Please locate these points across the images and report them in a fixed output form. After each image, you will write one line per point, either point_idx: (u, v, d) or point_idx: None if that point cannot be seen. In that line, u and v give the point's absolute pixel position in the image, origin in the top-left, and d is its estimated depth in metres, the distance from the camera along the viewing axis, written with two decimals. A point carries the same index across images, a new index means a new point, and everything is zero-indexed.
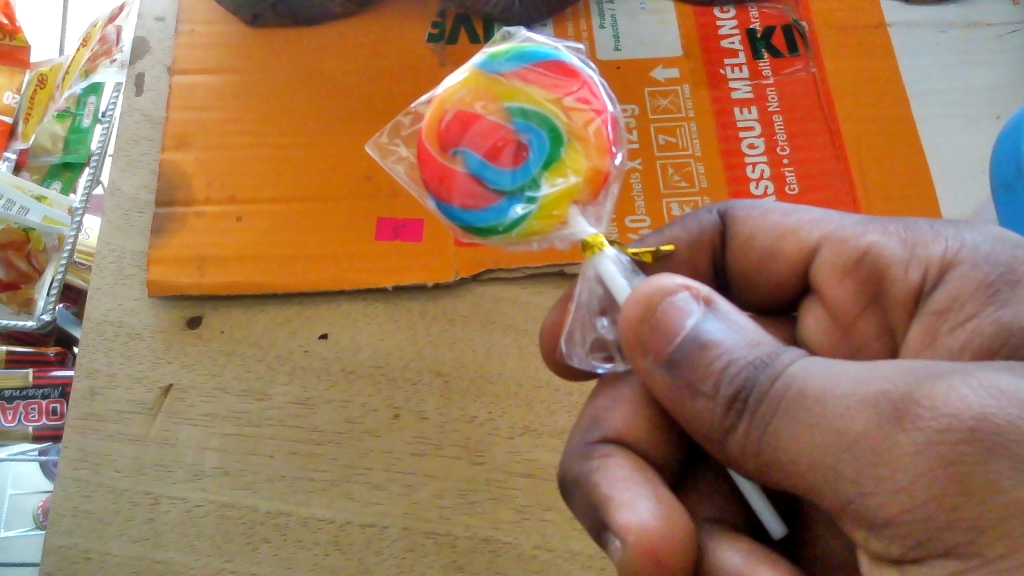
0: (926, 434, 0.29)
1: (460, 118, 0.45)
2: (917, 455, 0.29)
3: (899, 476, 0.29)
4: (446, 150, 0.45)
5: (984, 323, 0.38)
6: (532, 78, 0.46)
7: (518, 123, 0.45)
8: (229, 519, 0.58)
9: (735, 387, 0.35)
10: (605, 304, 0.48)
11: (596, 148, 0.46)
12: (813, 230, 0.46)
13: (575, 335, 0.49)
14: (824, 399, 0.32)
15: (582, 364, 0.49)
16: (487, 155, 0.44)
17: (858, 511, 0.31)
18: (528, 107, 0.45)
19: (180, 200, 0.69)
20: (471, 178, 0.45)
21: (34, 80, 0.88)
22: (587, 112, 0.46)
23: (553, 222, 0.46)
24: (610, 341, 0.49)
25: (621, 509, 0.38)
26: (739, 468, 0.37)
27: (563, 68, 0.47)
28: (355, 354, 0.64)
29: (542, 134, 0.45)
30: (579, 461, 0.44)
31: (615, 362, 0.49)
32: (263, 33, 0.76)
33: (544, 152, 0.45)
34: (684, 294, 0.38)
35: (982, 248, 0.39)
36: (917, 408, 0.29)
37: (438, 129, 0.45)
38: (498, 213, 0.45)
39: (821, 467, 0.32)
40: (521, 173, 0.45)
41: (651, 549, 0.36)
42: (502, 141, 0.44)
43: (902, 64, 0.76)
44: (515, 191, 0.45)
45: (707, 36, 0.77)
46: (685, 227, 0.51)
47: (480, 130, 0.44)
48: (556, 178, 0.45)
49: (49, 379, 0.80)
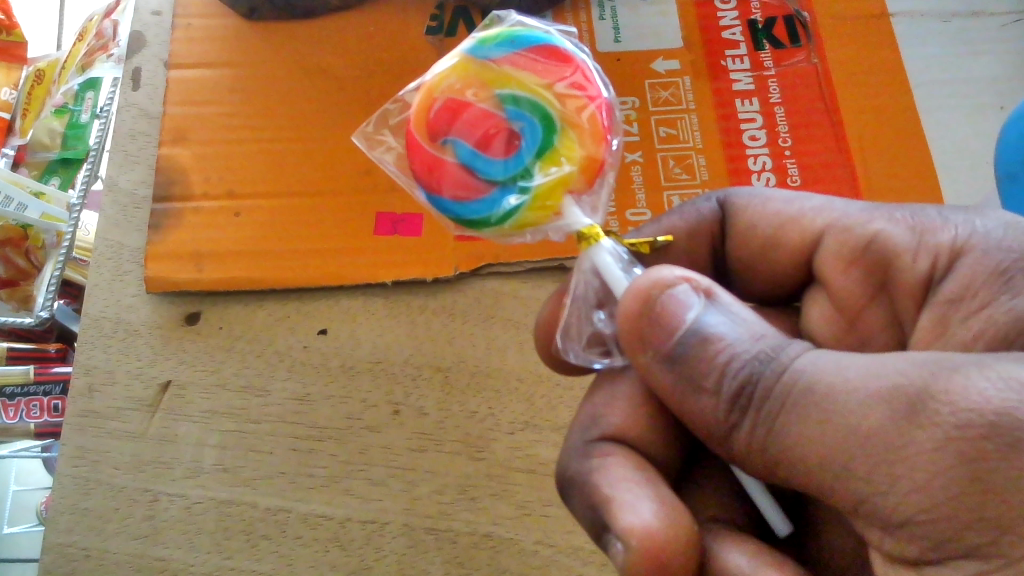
0: (945, 430, 0.28)
1: (449, 107, 0.44)
2: (936, 452, 0.28)
3: (917, 474, 0.29)
4: (436, 140, 0.44)
5: (997, 313, 0.37)
6: (523, 64, 0.45)
7: (510, 110, 0.44)
8: (229, 516, 0.58)
9: (739, 381, 0.35)
10: (602, 296, 0.48)
11: (590, 135, 0.46)
12: (816, 218, 0.46)
13: (570, 330, 0.48)
14: (833, 394, 0.32)
15: (579, 360, 0.48)
16: (478, 144, 0.44)
17: (874, 510, 0.30)
18: (519, 95, 0.44)
19: (178, 195, 0.69)
20: (461, 168, 0.44)
21: (30, 75, 0.87)
22: (581, 98, 0.45)
23: (547, 213, 0.46)
24: (607, 335, 0.48)
25: (623, 510, 0.38)
26: (744, 465, 0.37)
27: (554, 53, 0.46)
28: (354, 349, 0.64)
29: (535, 121, 0.45)
30: (578, 460, 0.44)
31: (612, 357, 0.48)
32: (260, 27, 0.76)
33: (537, 141, 0.45)
34: (684, 286, 0.38)
35: (993, 234, 0.39)
36: (935, 402, 0.29)
37: (427, 118, 0.45)
38: (490, 204, 0.45)
39: (831, 466, 0.31)
40: (513, 163, 0.44)
41: (654, 551, 0.36)
42: (493, 130, 0.44)
43: (906, 54, 0.75)
44: (507, 180, 0.44)
45: (708, 28, 0.76)
46: (684, 216, 0.50)
47: (470, 119, 0.44)
48: (549, 167, 0.45)
49: (49, 375, 0.80)
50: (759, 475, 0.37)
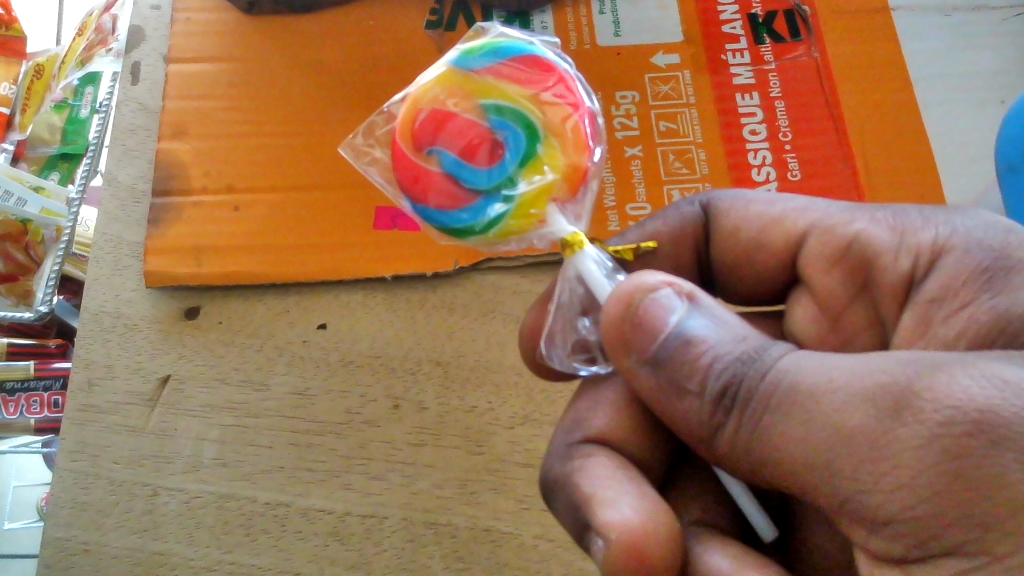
0: (927, 428, 0.28)
1: (435, 117, 0.44)
2: (921, 450, 0.28)
3: (903, 472, 0.29)
4: (421, 150, 0.44)
5: (980, 310, 0.37)
6: (506, 74, 0.45)
7: (493, 120, 0.44)
8: (228, 510, 0.58)
9: (722, 383, 0.35)
10: (586, 304, 0.48)
11: (573, 144, 0.45)
12: (799, 220, 0.46)
13: (555, 337, 0.48)
14: (816, 393, 0.32)
15: (564, 367, 0.47)
16: (463, 153, 0.44)
17: (859, 509, 0.30)
18: (502, 105, 0.44)
19: (177, 189, 0.69)
20: (447, 177, 0.44)
21: (30, 70, 0.87)
22: (564, 108, 0.45)
23: (531, 221, 0.45)
24: (592, 342, 0.48)
25: (604, 507, 0.38)
26: (729, 466, 0.37)
27: (537, 63, 0.46)
28: (353, 344, 0.64)
29: (518, 131, 0.45)
30: (561, 461, 0.43)
31: (598, 364, 0.48)
32: (259, 21, 0.76)
33: (520, 150, 0.45)
34: (667, 290, 0.38)
35: (974, 233, 0.39)
36: (918, 401, 0.29)
37: (412, 129, 0.45)
38: (474, 213, 0.45)
39: (815, 466, 0.31)
40: (497, 171, 0.44)
41: (634, 546, 0.36)
42: (477, 139, 0.44)
43: (906, 47, 0.75)
44: (492, 189, 0.44)
45: (708, 22, 0.76)
46: (667, 220, 0.50)
47: (455, 130, 0.44)
48: (533, 175, 0.45)
49: (50, 371, 0.80)
50: (743, 476, 0.37)
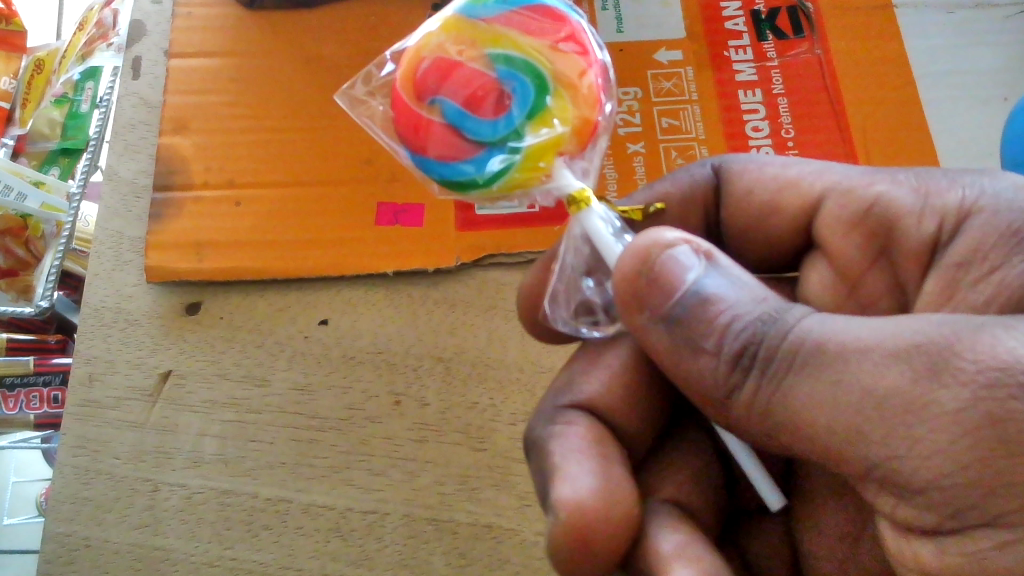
0: (961, 391, 0.29)
1: (439, 66, 0.44)
2: (951, 414, 0.29)
3: (929, 436, 0.29)
4: (425, 99, 0.44)
5: (1010, 275, 0.37)
6: (516, 23, 0.44)
7: (501, 69, 0.44)
8: (229, 506, 0.58)
9: (741, 335, 0.35)
10: (591, 265, 0.49)
11: (581, 97, 0.45)
12: (817, 182, 0.46)
13: (559, 297, 0.49)
14: (844, 352, 0.32)
15: (568, 328, 0.49)
16: (467, 103, 0.43)
17: (885, 475, 0.31)
18: (511, 54, 0.44)
19: (178, 184, 0.68)
20: (450, 127, 0.44)
21: (30, 65, 0.87)
22: (572, 60, 0.45)
23: (534, 172, 0.46)
24: (595, 304, 0.49)
25: (561, 481, 0.39)
26: (740, 425, 0.37)
27: (548, 14, 0.45)
28: (355, 339, 0.64)
29: (526, 81, 0.44)
30: (543, 424, 0.45)
31: (601, 325, 0.49)
32: (261, 15, 0.75)
33: (528, 101, 0.44)
34: (685, 248, 0.37)
35: (1003, 195, 0.38)
36: (955, 364, 0.29)
37: (417, 78, 0.44)
38: (478, 164, 0.45)
39: (836, 421, 0.31)
40: (503, 122, 0.44)
41: (582, 525, 0.38)
42: (482, 90, 0.43)
43: (910, 44, 0.75)
44: (496, 141, 0.44)
45: (711, 18, 0.76)
46: (677, 183, 0.50)
47: (461, 78, 0.43)
48: (540, 128, 0.44)
49: (49, 366, 0.80)
50: (752, 434, 0.37)
